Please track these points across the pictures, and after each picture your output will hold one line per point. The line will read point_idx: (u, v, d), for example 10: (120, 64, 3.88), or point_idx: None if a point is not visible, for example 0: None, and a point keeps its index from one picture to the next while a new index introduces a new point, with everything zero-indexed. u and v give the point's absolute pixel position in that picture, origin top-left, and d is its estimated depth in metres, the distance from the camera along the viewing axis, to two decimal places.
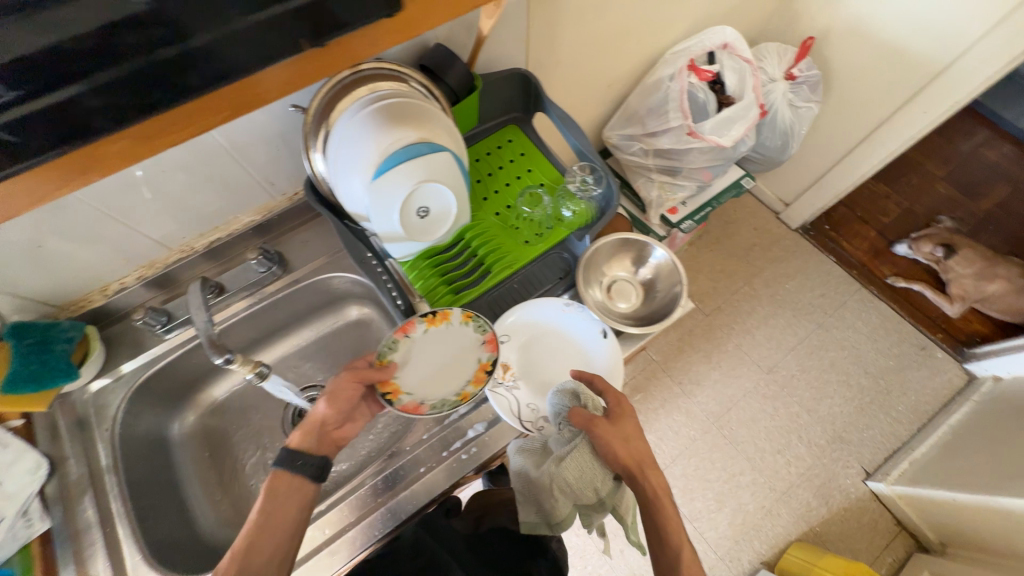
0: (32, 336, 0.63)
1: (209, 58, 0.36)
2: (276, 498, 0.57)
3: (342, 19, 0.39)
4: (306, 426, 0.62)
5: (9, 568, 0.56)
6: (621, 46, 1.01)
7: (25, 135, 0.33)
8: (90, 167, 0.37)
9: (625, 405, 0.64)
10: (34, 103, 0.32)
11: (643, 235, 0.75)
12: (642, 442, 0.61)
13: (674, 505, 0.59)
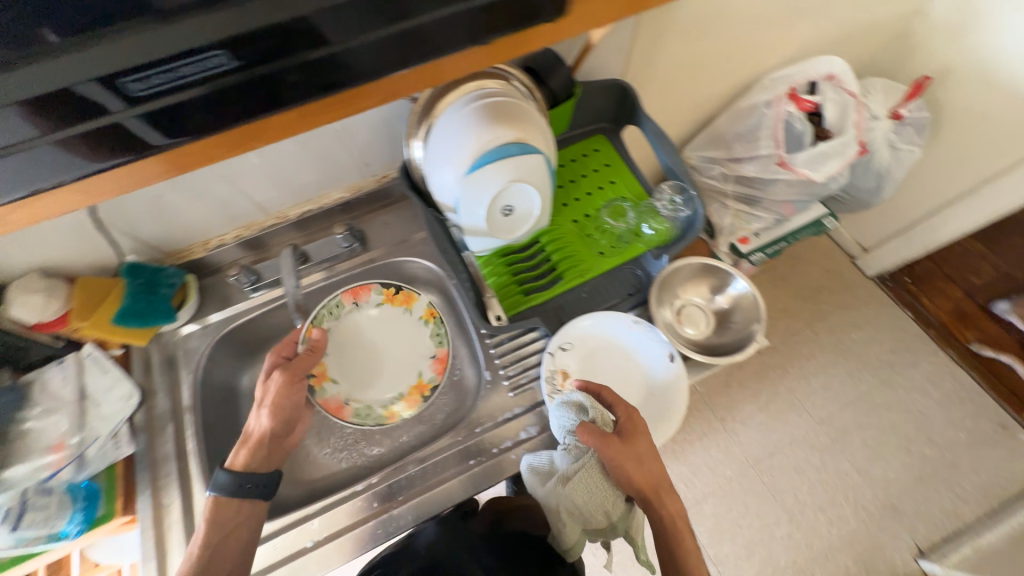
0: (143, 276, 0.70)
1: (367, 49, 0.37)
2: (224, 523, 0.59)
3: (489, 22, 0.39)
4: (252, 444, 0.64)
5: (93, 482, 0.63)
6: (720, 67, 0.98)
7: (210, 106, 0.37)
8: (254, 137, 0.40)
9: (638, 423, 0.63)
10: (218, 83, 0.36)
11: (726, 264, 0.72)
12: (655, 462, 0.62)
13: (681, 522, 0.62)
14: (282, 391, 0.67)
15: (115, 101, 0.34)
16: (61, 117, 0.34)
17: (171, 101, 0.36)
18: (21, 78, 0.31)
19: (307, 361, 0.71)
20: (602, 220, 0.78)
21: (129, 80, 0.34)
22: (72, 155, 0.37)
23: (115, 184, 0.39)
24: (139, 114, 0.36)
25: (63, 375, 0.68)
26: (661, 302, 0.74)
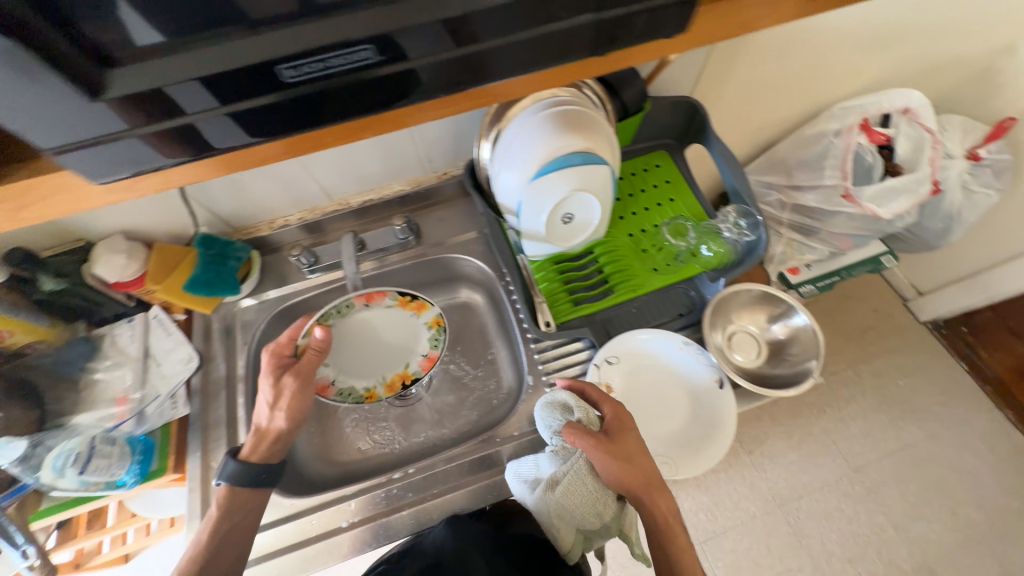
0: (215, 248, 0.74)
1: (489, 57, 0.34)
2: (240, 511, 0.60)
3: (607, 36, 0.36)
4: (265, 439, 0.64)
5: (150, 438, 0.66)
6: (791, 92, 0.95)
7: (316, 101, 0.33)
8: (347, 131, 0.37)
9: (625, 418, 0.61)
10: (337, 79, 0.32)
11: (787, 294, 0.70)
12: (645, 458, 0.59)
13: (676, 521, 0.59)
14: (297, 393, 0.66)
15: (215, 98, 0.31)
16: (147, 114, 0.31)
17: (297, 97, 0.32)
18: (146, 68, 0.28)
19: (312, 363, 0.67)
20: (659, 236, 0.77)
21: (287, 67, 0.30)
22: (158, 149, 0.33)
23: (200, 175, 0.38)
24: (229, 115, 0.32)
25: (131, 333, 0.74)
26: (714, 325, 0.72)
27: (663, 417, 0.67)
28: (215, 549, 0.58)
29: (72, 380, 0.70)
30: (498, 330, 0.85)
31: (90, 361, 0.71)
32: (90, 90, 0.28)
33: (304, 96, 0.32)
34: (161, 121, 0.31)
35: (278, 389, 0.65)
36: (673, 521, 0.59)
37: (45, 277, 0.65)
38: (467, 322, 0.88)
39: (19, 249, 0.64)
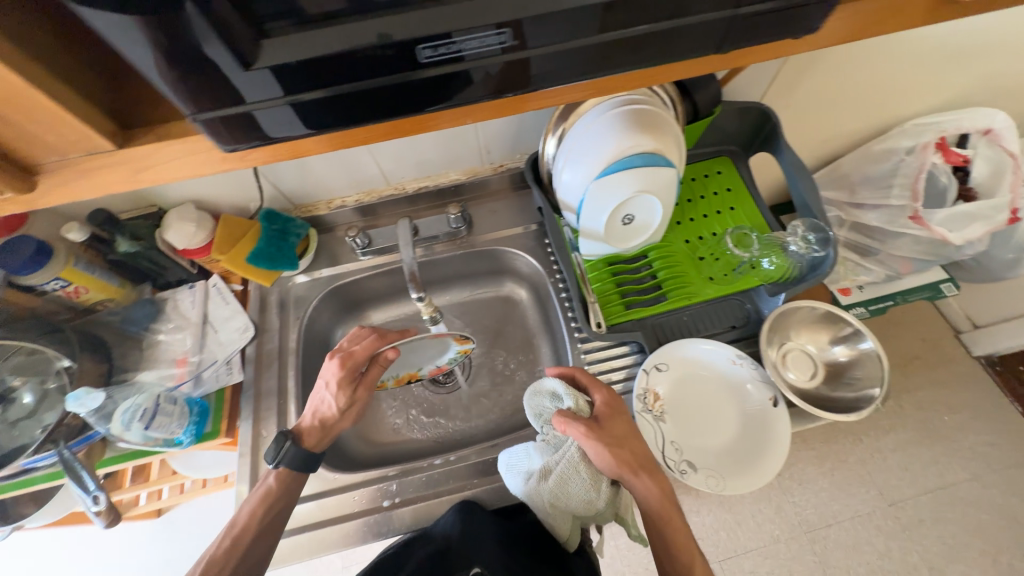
0: (277, 223, 0.76)
1: (603, 56, 0.33)
2: (281, 496, 0.61)
3: (739, 37, 0.34)
4: (326, 433, 0.66)
5: (205, 401, 0.69)
6: (864, 106, 0.91)
7: (413, 96, 0.32)
8: (442, 121, 0.36)
9: (615, 403, 0.61)
10: (442, 70, 0.31)
11: (853, 316, 0.67)
12: (636, 442, 0.59)
13: (674, 505, 0.59)
14: (362, 398, 0.67)
15: (335, 74, 0.29)
16: (250, 87, 0.28)
17: (425, 78, 0.31)
18: (294, 41, 0.27)
19: (377, 374, 0.68)
20: (719, 245, 0.75)
21: (426, 46, 0.29)
22: (220, 136, 0.31)
23: (286, 155, 0.35)
24: (330, 95, 0.30)
25: (192, 299, 0.77)
26: (770, 340, 0.70)
27: (713, 429, 0.65)
28: (266, 525, 0.59)
29: (138, 338, 0.74)
30: (542, 326, 0.85)
31: (154, 322, 0.75)
32: (243, 59, 0.27)
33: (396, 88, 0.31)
34: (266, 97, 0.29)
35: (348, 397, 0.66)
36: (669, 506, 0.58)
37: (122, 239, 0.69)
38: (510, 316, 0.88)
39: (102, 211, 0.68)
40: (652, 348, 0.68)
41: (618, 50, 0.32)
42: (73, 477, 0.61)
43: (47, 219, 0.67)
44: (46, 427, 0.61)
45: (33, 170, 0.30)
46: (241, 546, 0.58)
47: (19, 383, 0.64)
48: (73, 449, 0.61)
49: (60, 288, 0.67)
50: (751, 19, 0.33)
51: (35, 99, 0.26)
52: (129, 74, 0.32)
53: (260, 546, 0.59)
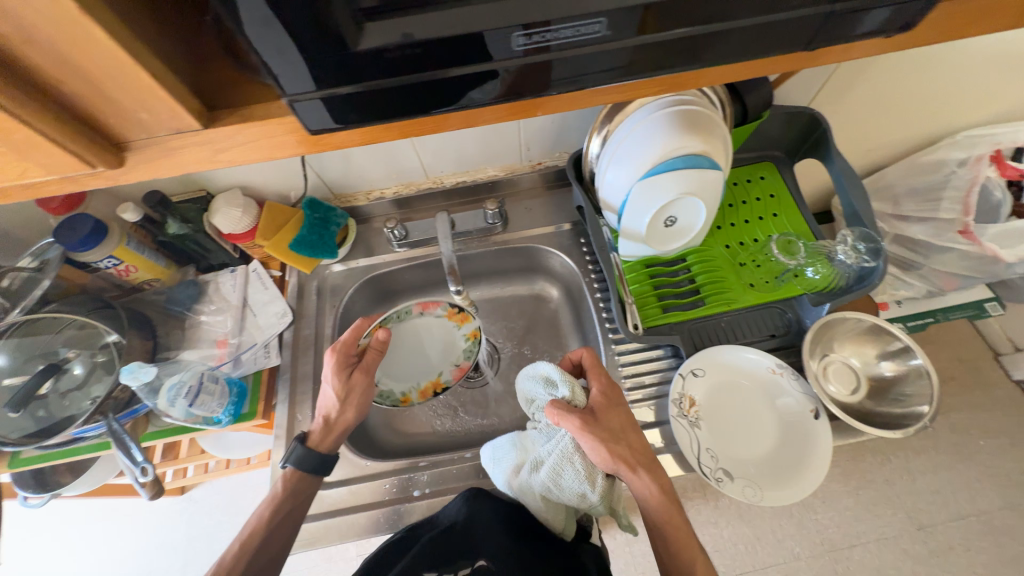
0: (319, 212, 0.77)
1: (687, 50, 0.32)
2: (295, 497, 0.62)
3: (828, 33, 0.33)
4: (335, 428, 0.65)
5: (244, 382, 0.71)
6: (918, 115, 0.88)
7: (487, 85, 0.32)
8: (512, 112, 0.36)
9: (613, 395, 0.61)
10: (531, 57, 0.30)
11: (902, 331, 0.65)
12: (632, 436, 0.59)
13: (674, 503, 0.58)
14: (363, 386, 0.67)
15: (413, 61, 0.29)
16: (326, 71, 0.28)
17: (504, 66, 0.31)
18: (391, 24, 0.27)
19: (377, 360, 0.69)
20: (761, 251, 0.74)
21: (519, 33, 0.29)
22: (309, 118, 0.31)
23: (356, 140, 0.34)
24: (400, 82, 0.30)
25: (233, 283, 0.78)
26: (812, 352, 0.68)
27: (749, 438, 0.64)
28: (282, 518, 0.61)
29: (180, 319, 0.75)
30: (573, 326, 0.85)
31: (197, 303, 0.77)
32: (346, 39, 0.27)
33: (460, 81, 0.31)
34: (342, 83, 0.29)
35: (347, 385, 0.66)
36: (669, 504, 0.57)
37: (172, 221, 0.70)
38: (540, 314, 0.88)
39: (156, 193, 0.69)
40: (688, 353, 0.67)
41: (701, 43, 0.31)
42: (120, 448, 0.63)
43: (103, 199, 0.70)
44: (95, 400, 0.62)
45: (123, 147, 0.31)
46: (252, 546, 0.59)
47: (72, 354, 0.65)
48: (120, 421, 0.64)
49: (112, 266, 0.69)
50: (841, 17, 0.31)
51: (137, 75, 0.26)
52: (215, 58, 0.33)
53: (276, 542, 0.60)
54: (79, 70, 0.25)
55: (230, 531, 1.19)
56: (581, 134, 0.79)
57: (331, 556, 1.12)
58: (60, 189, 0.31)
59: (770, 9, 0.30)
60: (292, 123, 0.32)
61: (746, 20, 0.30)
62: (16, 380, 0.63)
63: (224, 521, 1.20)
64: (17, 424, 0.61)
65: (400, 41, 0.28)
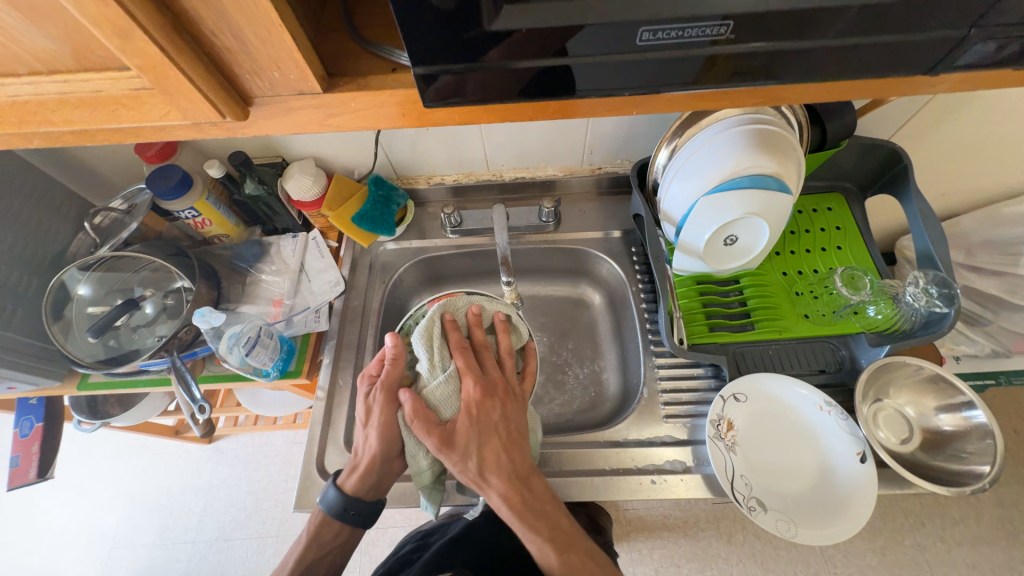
0: (382, 190, 0.80)
1: (799, 62, 0.31)
2: (323, 546, 0.60)
3: (954, 61, 0.31)
4: (361, 470, 0.59)
5: (293, 342, 0.74)
6: (1009, 164, 0.82)
7: (597, 79, 0.32)
8: (604, 107, 0.37)
9: (484, 400, 0.59)
10: (648, 55, 0.30)
11: (967, 385, 0.62)
12: (495, 443, 0.57)
13: (538, 513, 0.54)
14: (385, 409, 0.60)
15: (534, 49, 0.30)
16: (448, 48, 0.29)
17: (622, 61, 0.31)
18: (531, 9, 0.28)
19: (395, 374, 0.61)
20: (821, 283, 0.71)
21: (646, 29, 0.29)
22: (427, 93, 0.32)
23: (457, 119, 0.36)
24: (518, 68, 0.31)
25: (294, 247, 0.81)
26: (864, 394, 0.65)
27: (786, 478, 0.62)
28: (312, 563, 0.59)
29: (243, 274, 0.80)
30: (611, 334, 0.85)
31: (259, 262, 0.81)
32: (481, 18, 0.28)
33: (570, 73, 0.32)
34: (464, 61, 0.30)
35: (369, 405, 0.62)
36: (526, 516, 0.54)
37: (250, 181, 0.74)
38: (580, 316, 0.89)
39: (240, 153, 0.72)
40: (730, 376, 0.66)
41: (825, 56, 0.31)
42: (180, 384, 0.66)
43: (191, 153, 0.75)
44: (160, 337, 0.67)
45: (249, 101, 0.33)
46: None
47: (147, 294, 0.70)
48: (182, 359, 0.68)
49: (191, 217, 0.74)
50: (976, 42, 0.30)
51: (280, 34, 0.28)
52: (334, 29, 0.36)
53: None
54: (231, 25, 0.28)
55: (249, 485, 1.25)
56: (647, 143, 0.79)
57: None
58: (185, 135, 0.35)
59: (899, 29, 0.29)
60: (402, 95, 0.34)
61: (874, 40, 0.30)
62: (99, 310, 0.69)
63: (245, 475, 1.26)
64: (91, 350, 0.67)
65: (531, 27, 0.29)
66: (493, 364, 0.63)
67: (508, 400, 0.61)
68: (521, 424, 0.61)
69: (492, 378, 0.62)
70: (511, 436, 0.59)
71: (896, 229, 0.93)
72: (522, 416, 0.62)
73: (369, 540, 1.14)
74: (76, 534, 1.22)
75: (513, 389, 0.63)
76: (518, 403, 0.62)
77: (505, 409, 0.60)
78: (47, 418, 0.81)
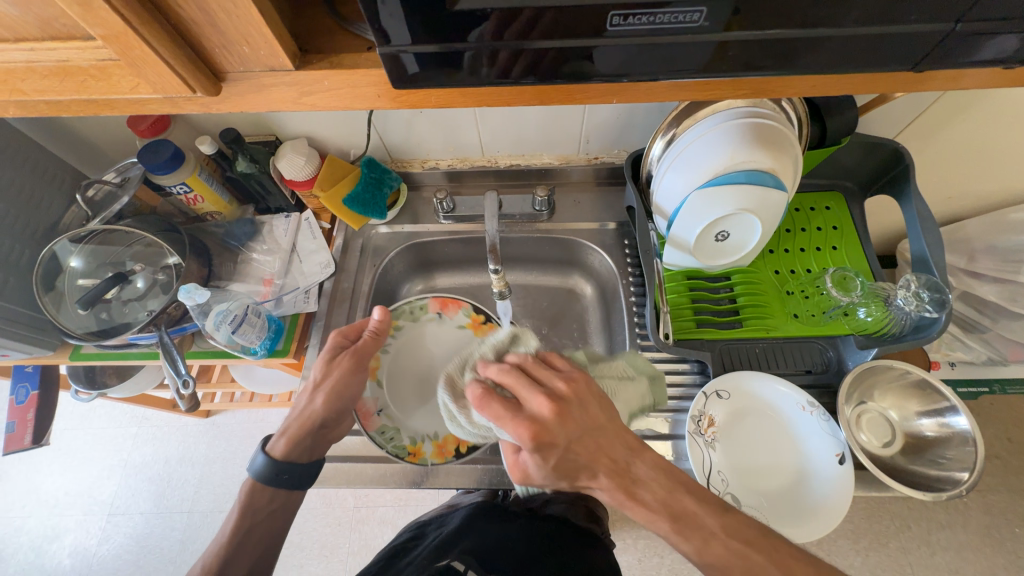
0: (375, 172, 0.79)
1: (777, 53, 0.31)
2: (258, 512, 0.58)
3: (943, 52, 0.30)
4: (293, 433, 0.60)
5: (282, 321, 0.75)
6: (1017, 168, 0.80)
7: (571, 63, 0.32)
8: (580, 92, 0.36)
9: (535, 450, 0.48)
10: (623, 40, 0.30)
11: (952, 391, 0.61)
12: (579, 467, 0.49)
13: (650, 500, 0.48)
14: (346, 375, 0.62)
15: (501, 30, 0.29)
16: (410, 28, 0.28)
17: (594, 45, 0.30)
18: None
19: (370, 346, 0.64)
20: (812, 283, 0.70)
21: (615, 13, 0.28)
22: (398, 74, 0.32)
23: (430, 102, 0.35)
24: (486, 50, 0.30)
25: (286, 227, 0.81)
26: (848, 396, 0.65)
27: (765, 476, 0.62)
28: (249, 530, 0.57)
29: (234, 253, 0.80)
30: (600, 326, 0.85)
31: (251, 241, 0.81)
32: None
33: (543, 55, 0.31)
34: (428, 43, 0.29)
35: (326, 366, 0.63)
36: (635, 508, 0.48)
37: (241, 159, 0.74)
38: (569, 308, 0.88)
39: (231, 130, 0.71)
40: (714, 373, 0.66)
41: (802, 47, 0.30)
42: (167, 359, 0.67)
43: (184, 128, 0.75)
44: (150, 312, 0.67)
45: (221, 77, 0.33)
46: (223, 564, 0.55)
47: (138, 268, 0.71)
48: (170, 335, 0.68)
49: (183, 193, 0.74)
50: (963, 35, 0.29)
51: (246, 8, 0.28)
52: (312, 7, 0.36)
53: (244, 559, 0.56)
54: None
55: (244, 459, 1.27)
56: (645, 134, 0.78)
57: (331, 501, 1.18)
58: (160, 108, 0.35)
59: (879, 21, 0.29)
60: (374, 75, 0.33)
61: (852, 31, 0.29)
62: (90, 282, 0.70)
63: (240, 449, 1.29)
64: (82, 321, 0.67)
65: (498, 8, 0.28)
66: (529, 387, 0.51)
67: (566, 413, 0.49)
68: (595, 414, 0.50)
69: (534, 404, 0.50)
70: (595, 434, 0.49)
71: (898, 231, 0.91)
72: (588, 407, 0.51)
73: (359, 518, 1.16)
74: (75, 499, 1.25)
75: (564, 395, 0.51)
76: (577, 409, 0.50)
77: (566, 428, 0.49)
78: (43, 386, 0.83)
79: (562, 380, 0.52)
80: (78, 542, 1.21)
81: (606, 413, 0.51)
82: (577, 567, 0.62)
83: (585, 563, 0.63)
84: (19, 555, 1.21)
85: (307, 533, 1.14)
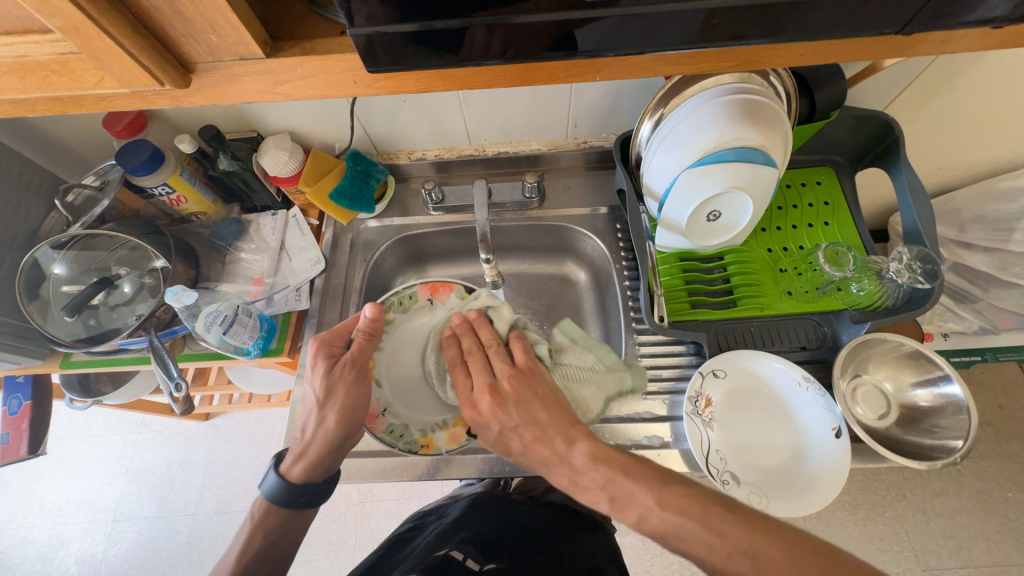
0: (361, 166, 0.78)
1: (764, 20, 0.30)
2: (268, 534, 0.58)
3: (933, 12, 0.30)
4: (309, 458, 0.59)
5: (274, 321, 0.74)
6: (1005, 136, 0.80)
7: (551, 40, 0.31)
8: (562, 70, 0.35)
9: (477, 429, 0.60)
10: (604, 12, 0.29)
11: (945, 360, 0.62)
12: (515, 452, 0.57)
13: (592, 487, 0.51)
14: (352, 387, 0.60)
15: (478, 5, 0.28)
16: (386, 7, 0.27)
17: (575, 18, 0.29)
18: None
19: (366, 350, 0.61)
20: (805, 259, 0.70)
21: None
22: (375, 55, 0.31)
23: (410, 86, 0.34)
24: (463, 27, 0.29)
25: (274, 225, 0.80)
26: (843, 369, 0.65)
27: (767, 455, 0.62)
28: (266, 549, 0.58)
29: (222, 253, 0.78)
30: (595, 311, 0.84)
31: (238, 240, 0.80)
32: None
33: (522, 32, 0.30)
34: (404, 22, 0.28)
35: (327, 382, 0.59)
36: (580, 493, 0.52)
37: (223, 156, 0.72)
38: (564, 295, 0.88)
39: (211, 127, 0.69)
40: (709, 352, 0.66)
41: (788, 13, 0.30)
42: (159, 364, 0.66)
43: (161, 126, 0.73)
44: (139, 316, 0.66)
45: (190, 68, 0.32)
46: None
47: (123, 273, 0.69)
48: (160, 339, 0.68)
49: (166, 194, 0.72)
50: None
51: None
52: None
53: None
54: None
55: (246, 460, 1.27)
56: (633, 116, 0.77)
57: (334, 498, 1.19)
58: (129, 104, 0.33)
59: None
60: (351, 60, 0.32)
61: None
62: (75, 289, 0.68)
63: (242, 450, 1.29)
64: (70, 329, 0.66)
65: None
66: (484, 363, 0.61)
67: (501, 402, 0.57)
68: (535, 411, 0.56)
69: (477, 387, 0.59)
70: (530, 428, 0.56)
71: (888, 205, 0.91)
72: (528, 404, 0.57)
73: (364, 513, 1.17)
74: (78, 507, 1.25)
75: (506, 390, 0.58)
76: (516, 404, 0.57)
77: (500, 416, 0.57)
78: (36, 396, 0.82)
79: (501, 368, 0.60)
80: (83, 549, 1.21)
81: (547, 411, 0.56)
82: (579, 551, 0.62)
83: (586, 547, 0.64)
84: (25, 564, 1.21)
85: (312, 530, 1.15)
